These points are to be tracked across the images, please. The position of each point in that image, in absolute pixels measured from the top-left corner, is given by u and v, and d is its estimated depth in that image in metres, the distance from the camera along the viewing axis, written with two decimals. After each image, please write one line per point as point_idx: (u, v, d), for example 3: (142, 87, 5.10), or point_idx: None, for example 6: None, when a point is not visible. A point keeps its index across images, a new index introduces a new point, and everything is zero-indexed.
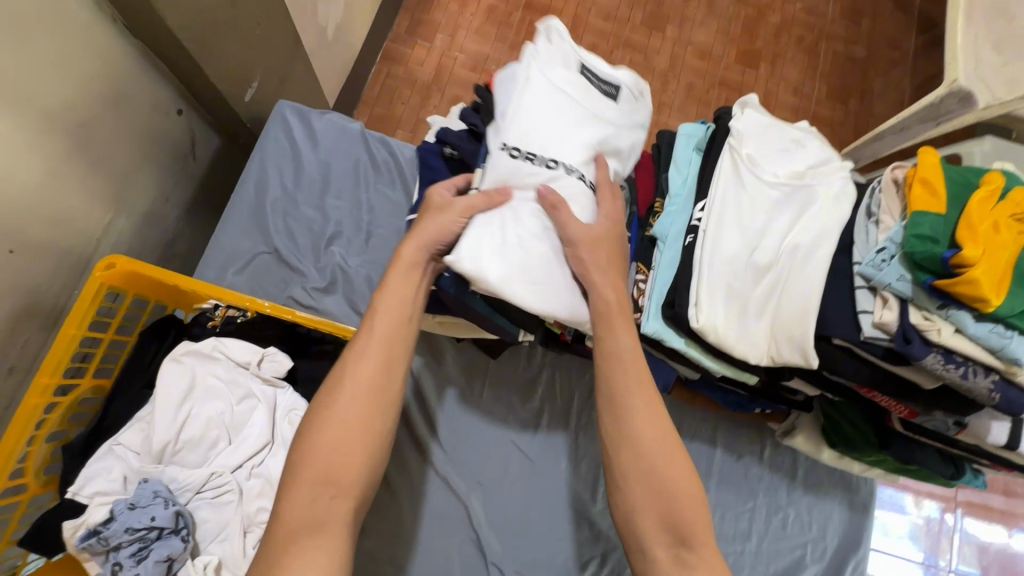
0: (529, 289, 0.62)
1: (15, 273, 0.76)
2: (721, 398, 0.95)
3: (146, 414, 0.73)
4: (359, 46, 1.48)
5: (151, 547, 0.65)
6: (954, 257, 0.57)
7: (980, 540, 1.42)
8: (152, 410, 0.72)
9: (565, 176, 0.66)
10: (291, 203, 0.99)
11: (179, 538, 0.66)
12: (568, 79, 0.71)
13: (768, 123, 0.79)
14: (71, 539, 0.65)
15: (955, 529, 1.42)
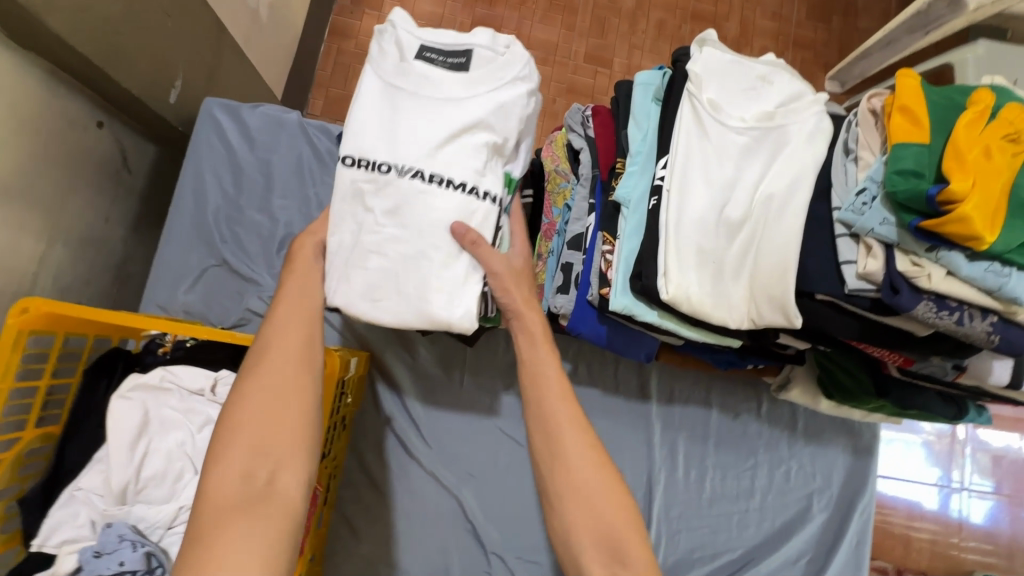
0: (388, 308, 0.59)
1: None
2: (710, 359, 0.90)
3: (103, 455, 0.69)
4: (301, 24, 1.37)
5: None
6: (941, 193, 0.51)
7: (993, 450, 1.43)
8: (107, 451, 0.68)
9: (398, 180, 0.59)
10: (235, 209, 0.93)
11: None
12: (400, 72, 0.63)
13: (729, 60, 0.71)
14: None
15: (965, 442, 1.43)
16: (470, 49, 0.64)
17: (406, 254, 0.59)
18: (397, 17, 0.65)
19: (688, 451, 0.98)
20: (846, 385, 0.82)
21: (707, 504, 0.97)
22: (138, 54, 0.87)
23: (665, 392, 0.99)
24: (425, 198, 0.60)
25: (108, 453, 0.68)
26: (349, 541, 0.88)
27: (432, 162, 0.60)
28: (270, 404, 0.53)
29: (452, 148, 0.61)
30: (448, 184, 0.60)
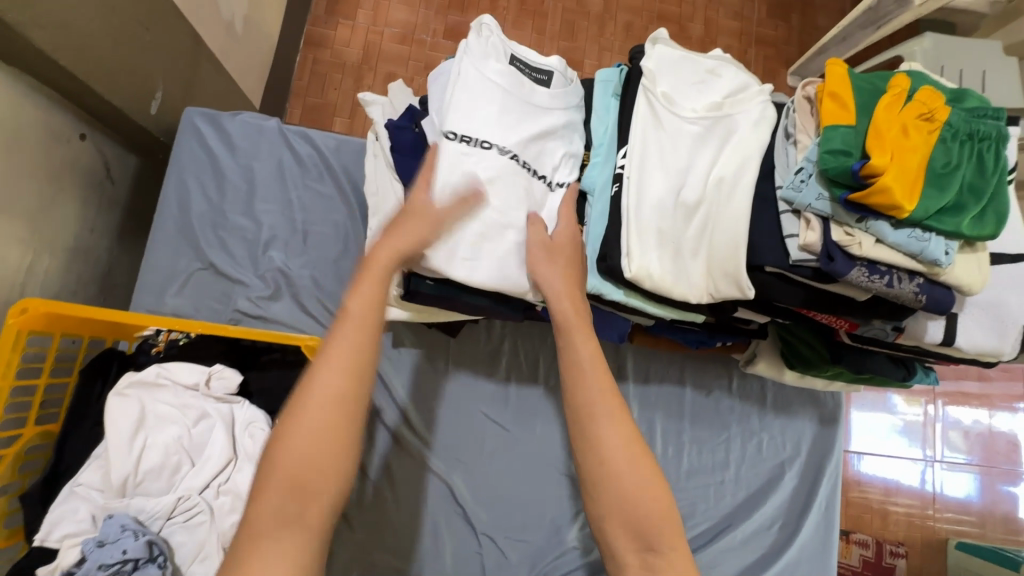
0: (477, 269, 0.68)
1: None
2: (681, 338, 0.96)
3: (102, 453, 0.71)
4: (277, 34, 1.40)
5: None
6: (864, 167, 0.57)
7: (963, 424, 1.50)
8: (106, 448, 0.70)
9: (497, 156, 0.71)
10: (219, 214, 0.96)
11: (156, 565, 0.66)
12: (499, 72, 0.75)
13: (680, 57, 0.77)
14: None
15: (935, 417, 1.50)
16: (551, 70, 0.80)
17: (501, 223, 0.70)
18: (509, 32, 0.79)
19: (665, 427, 1.03)
20: (805, 355, 0.88)
21: (685, 476, 1.02)
22: (119, 67, 0.90)
23: (640, 373, 1.04)
24: (519, 176, 0.72)
25: (106, 451, 0.70)
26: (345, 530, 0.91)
27: (523, 150, 0.73)
28: (322, 447, 0.47)
29: (537, 146, 0.75)
30: (534, 172, 0.74)
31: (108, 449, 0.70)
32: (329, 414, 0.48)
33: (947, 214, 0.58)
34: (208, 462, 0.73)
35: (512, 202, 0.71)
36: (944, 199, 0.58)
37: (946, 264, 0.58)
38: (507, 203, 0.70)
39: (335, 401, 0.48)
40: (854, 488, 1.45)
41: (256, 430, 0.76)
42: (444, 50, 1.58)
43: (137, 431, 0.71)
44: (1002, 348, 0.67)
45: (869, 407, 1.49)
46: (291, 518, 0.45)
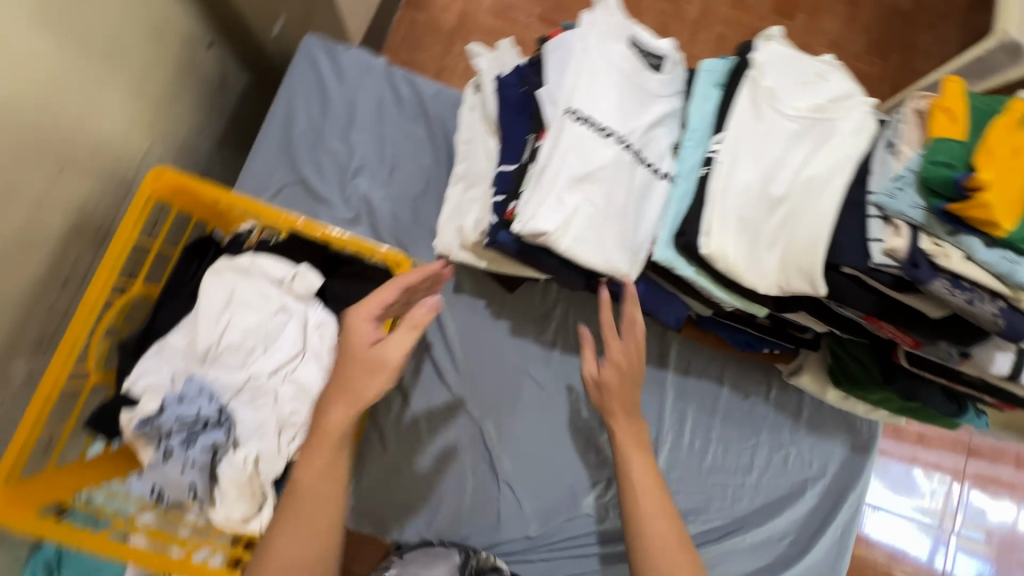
0: (585, 248, 0.71)
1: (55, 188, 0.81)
2: (729, 336, 1.00)
3: (192, 321, 0.78)
4: None
5: (199, 436, 0.73)
6: (968, 180, 0.58)
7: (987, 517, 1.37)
8: (198, 317, 0.78)
9: (614, 145, 0.73)
10: (318, 136, 1.02)
11: (222, 430, 0.74)
12: (619, 52, 0.78)
13: (790, 56, 0.78)
14: (131, 425, 0.73)
15: (957, 508, 1.37)
16: (664, 56, 0.82)
17: (609, 208, 0.72)
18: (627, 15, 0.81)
19: (696, 420, 1.05)
20: (854, 374, 0.89)
21: (706, 472, 1.04)
22: None
23: (681, 363, 1.06)
24: (632, 166, 0.74)
25: (198, 319, 0.77)
26: (377, 447, 0.97)
27: (639, 137, 0.75)
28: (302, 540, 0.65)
29: (649, 134, 0.77)
30: (645, 162, 0.76)
31: (200, 317, 0.77)
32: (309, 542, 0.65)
33: None
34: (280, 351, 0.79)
35: (620, 187, 0.73)
36: None
37: None
38: (614, 191, 0.72)
39: (306, 502, 0.66)
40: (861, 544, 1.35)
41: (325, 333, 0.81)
42: (537, 30, 1.61)
43: (227, 308, 0.78)
44: None
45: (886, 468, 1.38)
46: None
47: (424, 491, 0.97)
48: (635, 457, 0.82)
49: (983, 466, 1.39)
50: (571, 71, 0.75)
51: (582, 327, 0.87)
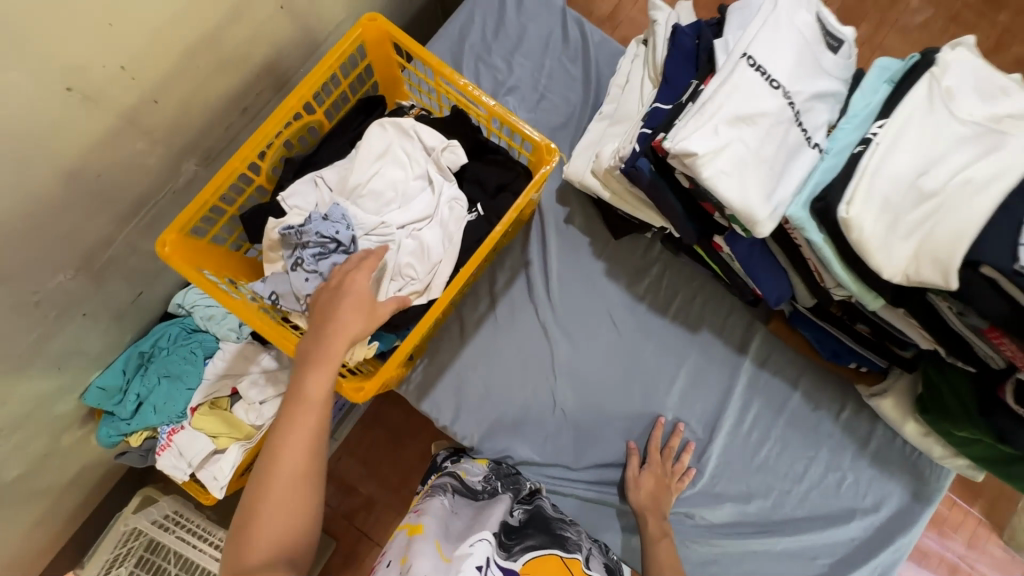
0: (725, 179, 0.75)
1: (268, 24, 0.93)
2: (817, 340, 0.99)
3: (349, 162, 0.87)
4: None
5: (331, 255, 0.79)
6: None
7: None
8: (356, 160, 0.86)
9: (778, 99, 0.76)
10: (485, 51, 1.10)
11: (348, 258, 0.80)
12: (805, 22, 0.80)
13: (978, 66, 0.78)
14: (278, 229, 0.81)
15: None
16: (844, 40, 0.84)
17: (758, 152, 0.75)
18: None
19: (758, 414, 1.04)
20: (947, 404, 0.87)
21: (754, 467, 1.03)
22: None
23: (760, 355, 1.05)
24: (789, 123, 0.77)
25: (355, 162, 0.86)
26: (454, 338, 1.03)
27: (801, 101, 0.78)
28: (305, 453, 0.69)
29: (811, 103, 0.80)
30: (800, 126, 0.78)
31: (357, 161, 0.86)
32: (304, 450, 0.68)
33: None
34: (412, 212, 0.85)
35: (772, 138, 0.76)
36: None
37: None
38: (766, 139, 0.76)
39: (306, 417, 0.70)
40: None
41: (456, 207, 0.86)
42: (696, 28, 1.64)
43: (381, 159, 0.86)
44: None
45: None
46: (279, 537, 0.65)
47: (485, 392, 1.02)
48: (643, 498, 0.97)
49: None
50: (754, 26, 0.79)
51: (662, 417, 1.03)
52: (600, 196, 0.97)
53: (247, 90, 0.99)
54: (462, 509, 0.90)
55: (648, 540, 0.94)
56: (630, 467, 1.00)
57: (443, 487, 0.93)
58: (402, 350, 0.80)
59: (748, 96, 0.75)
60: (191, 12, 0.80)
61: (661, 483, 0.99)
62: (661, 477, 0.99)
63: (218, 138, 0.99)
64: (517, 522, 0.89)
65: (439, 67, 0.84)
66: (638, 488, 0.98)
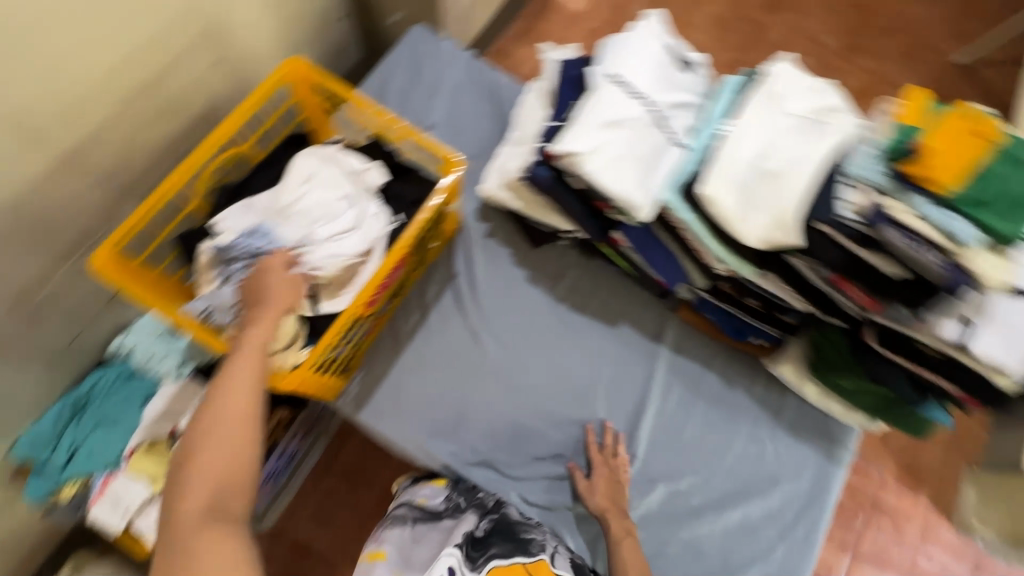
0: (604, 173, 0.88)
1: (201, 77, 1.04)
2: (720, 320, 1.09)
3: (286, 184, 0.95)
4: (475, 31, 1.80)
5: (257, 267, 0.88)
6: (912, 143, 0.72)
7: None
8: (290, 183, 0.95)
9: (641, 107, 0.91)
10: (405, 95, 1.24)
11: None
12: (657, 49, 0.98)
13: (799, 72, 0.95)
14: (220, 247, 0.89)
15: None
16: (692, 62, 1.02)
17: (630, 149, 0.89)
18: (669, 29, 1.03)
19: (680, 396, 1.12)
20: (832, 359, 0.98)
21: (683, 447, 1.09)
22: None
23: (677, 342, 1.15)
24: (653, 126, 0.92)
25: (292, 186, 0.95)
26: (391, 350, 1.08)
27: (662, 108, 0.94)
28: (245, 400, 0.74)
29: (672, 111, 0.95)
30: (664, 128, 0.93)
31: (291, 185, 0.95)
32: (244, 396, 0.74)
33: (979, 204, 0.70)
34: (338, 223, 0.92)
35: (640, 138, 0.90)
36: (980, 192, 0.70)
37: (968, 245, 0.70)
38: (635, 138, 0.90)
39: (244, 365, 0.76)
40: None
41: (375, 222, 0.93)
42: None
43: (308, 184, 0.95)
44: (1007, 364, 0.76)
45: None
46: (220, 470, 0.70)
47: (424, 399, 1.06)
48: (602, 501, 1.02)
49: None
50: (615, 55, 0.96)
51: (590, 422, 1.08)
52: (512, 207, 1.09)
53: (183, 136, 1.07)
54: (426, 534, 1.03)
55: (614, 541, 0.98)
56: (579, 481, 1.04)
57: (403, 516, 1.05)
58: (320, 347, 0.84)
59: (616, 106, 0.90)
60: (125, 65, 0.89)
61: (613, 481, 1.04)
62: (611, 476, 1.04)
63: (154, 180, 1.07)
64: (483, 534, 1.00)
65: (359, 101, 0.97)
66: (596, 493, 1.02)
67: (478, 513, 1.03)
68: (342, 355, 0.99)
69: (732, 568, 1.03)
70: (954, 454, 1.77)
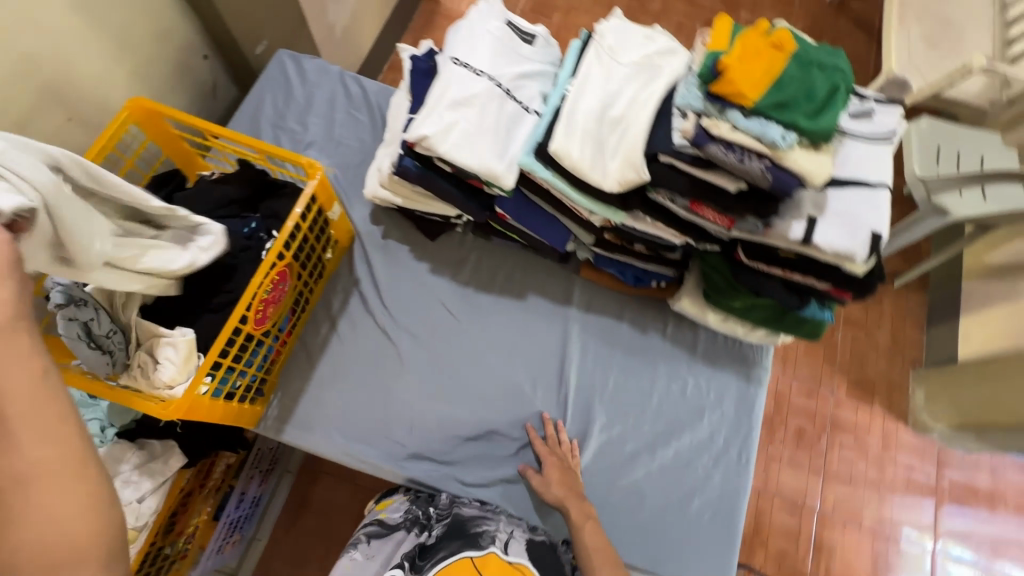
0: (457, 149, 0.91)
1: (57, 134, 1.03)
2: (617, 271, 1.14)
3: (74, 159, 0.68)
4: (364, 52, 1.85)
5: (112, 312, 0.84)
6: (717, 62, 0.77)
7: None
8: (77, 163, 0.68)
9: (485, 82, 0.95)
10: (280, 118, 1.26)
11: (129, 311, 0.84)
12: (497, 27, 1.02)
13: (630, 26, 1.01)
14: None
15: None
16: (536, 34, 1.06)
17: (479, 122, 0.92)
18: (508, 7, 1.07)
19: (597, 350, 1.16)
20: (718, 283, 1.03)
21: (608, 399, 1.12)
22: (243, 14, 1.27)
23: (584, 301, 1.19)
24: (500, 97, 0.95)
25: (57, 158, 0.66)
26: (305, 365, 1.09)
27: (507, 80, 0.98)
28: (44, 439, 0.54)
29: (519, 81, 1.00)
30: (513, 98, 0.97)
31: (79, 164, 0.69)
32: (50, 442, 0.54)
33: (785, 108, 0.76)
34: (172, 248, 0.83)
35: (488, 110, 0.94)
36: (782, 95, 0.76)
37: (783, 146, 0.75)
38: (482, 111, 0.93)
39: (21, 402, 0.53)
40: None
41: (211, 250, 0.85)
42: None
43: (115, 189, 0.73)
44: (853, 251, 0.81)
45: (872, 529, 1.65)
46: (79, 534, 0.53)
47: (347, 405, 1.07)
48: (558, 490, 1.00)
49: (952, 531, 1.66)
50: (457, 39, 1.00)
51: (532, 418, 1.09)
52: (395, 203, 1.11)
53: None
54: (381, 550, 0.98)
55: (576, 528, 0.97)
56: (533, 480, 1.03)
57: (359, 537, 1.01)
58: (206, 364, 0.83)
59: (460, 85, 0.94)
60: None
61: (564, 467, 1.03)
62: (562, 464, 1.03)
63: None
64: (433, 540, 0.96)
65: (213, 128, 0.96)
66: (550, 485, 1.00)
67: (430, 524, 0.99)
68: (251, 380, 0.98)
69: (675, 504, 1.07)
70: (891, 359, 1.85)
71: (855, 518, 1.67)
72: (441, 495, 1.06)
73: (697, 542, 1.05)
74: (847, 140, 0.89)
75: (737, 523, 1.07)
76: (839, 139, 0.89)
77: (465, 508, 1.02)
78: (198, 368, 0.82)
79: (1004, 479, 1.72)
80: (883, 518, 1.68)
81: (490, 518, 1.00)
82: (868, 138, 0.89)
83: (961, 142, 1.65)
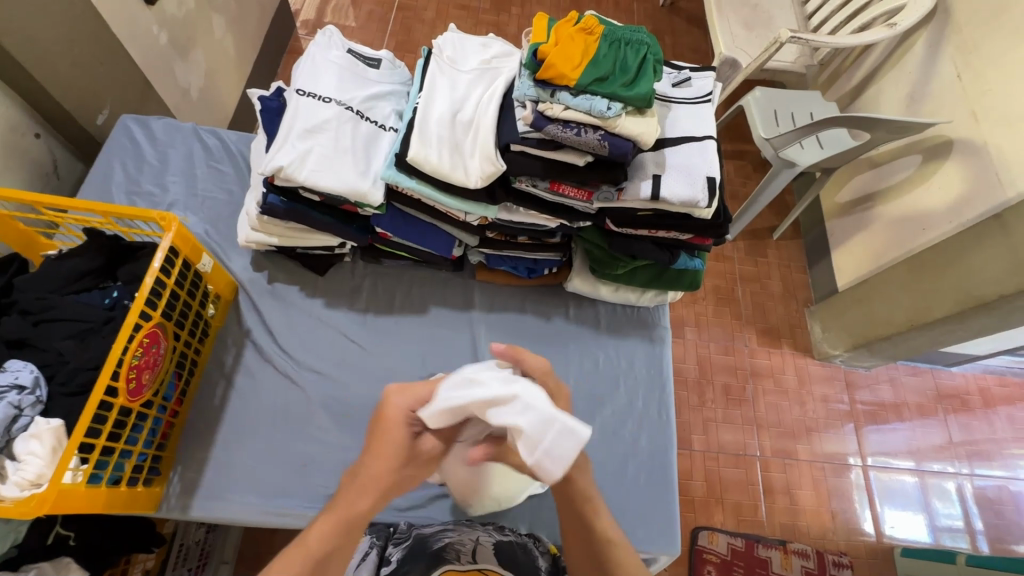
0: (316, 176, 0.91)
1: None
2: (509, 266, 1.17)
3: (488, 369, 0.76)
4: (229, 112, 1.82)
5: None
6: (537, 53, 0.86)
7: (933, 507, 1.75)
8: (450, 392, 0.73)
9: (334, 107, 0.98)
10: (134, 184, 1.20)
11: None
12: (338, 56, 1.06)
13: (464, 37, 1.08)
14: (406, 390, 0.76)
15: (937, 514, 1.74)
16: (379, 57, 1.10)
17: (332, 145, 0.94)
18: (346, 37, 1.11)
19: (507, 346, 1.17)
20: (599, 257, 1.10)
21: None
22: (73, 85, 1.21)
23: (485, 302, 1.21)
24: (351, 119, 0.98)
25: (520, 391, 0.63)
26: (206, 431, 1.02)
27: (355, 103, 1.01)
28: (333, 537, 0.69)
29: (370, 102, 1.03)
30: (366, 118, 1.00)
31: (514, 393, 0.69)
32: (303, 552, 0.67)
33: (603, 83, 0.84)
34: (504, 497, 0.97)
35: (337, 133, 0.95)
36: (600, 72, 0.85)
37: (611, 116, 0.83)
38: (334, 136, 0.95)
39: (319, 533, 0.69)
40: (884, 539, 1.70)
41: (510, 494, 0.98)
42: None
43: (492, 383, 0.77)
44: (698, 196, 0.90)
45: (825, 463, 1.78)
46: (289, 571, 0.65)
47: (259, 461, 1.00)
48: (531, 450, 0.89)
49: (879, 449, 1.80)
50: (298, 72, 1.02)
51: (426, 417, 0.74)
52: (273, 244, 1.09)
53: None
54: None
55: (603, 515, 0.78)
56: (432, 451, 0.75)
57: None
58: (70, 446, 0.73)
59: (311, 115, 0.95)
60: None
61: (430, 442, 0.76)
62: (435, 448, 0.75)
63: None
64: (396, 565, 0.82)
65: (47, 202, 0.90)
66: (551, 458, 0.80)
67: (397, 548, 0.86)
68: (139, 459, 0.91)
69: (615, 475, 1.08)
70: (787, 303, 2.02)
71: (791, 456, 1.77)
72: (400, 525, 0.96)
73: (639, 507, 1.06)
74: (672, 106, 1.00)
75: (671, 479, 1.09)
76: (665, 107, 0.99)
77: (425, 528, 0.91)
78: (65, 458, 0.73)
79: (904, 387, 1.90)
80: (817, 451, 1.79)
81: (456, 530, 0.87)
82: (690, 101, 1.00)
83: (786, 106, 1.88)
